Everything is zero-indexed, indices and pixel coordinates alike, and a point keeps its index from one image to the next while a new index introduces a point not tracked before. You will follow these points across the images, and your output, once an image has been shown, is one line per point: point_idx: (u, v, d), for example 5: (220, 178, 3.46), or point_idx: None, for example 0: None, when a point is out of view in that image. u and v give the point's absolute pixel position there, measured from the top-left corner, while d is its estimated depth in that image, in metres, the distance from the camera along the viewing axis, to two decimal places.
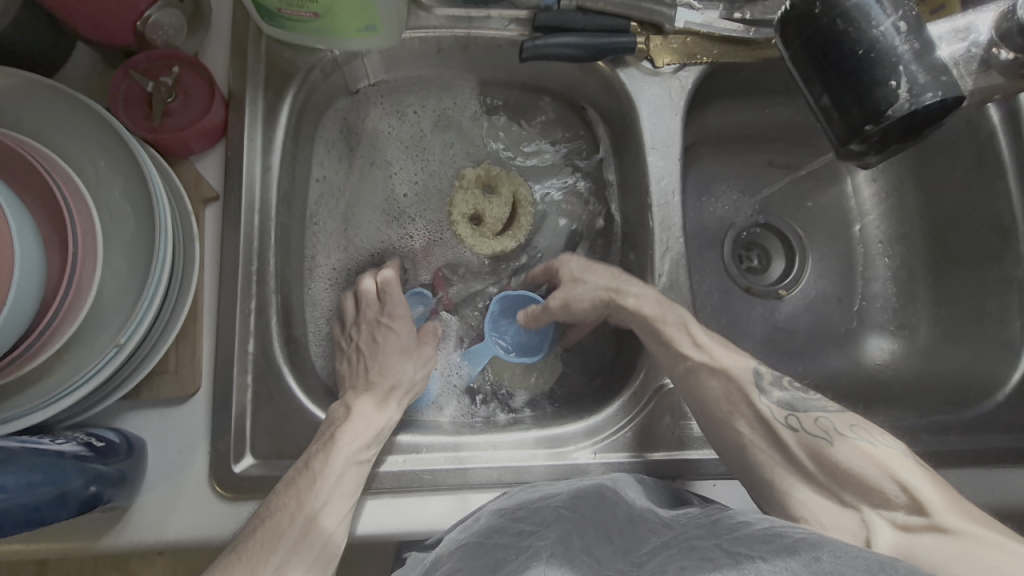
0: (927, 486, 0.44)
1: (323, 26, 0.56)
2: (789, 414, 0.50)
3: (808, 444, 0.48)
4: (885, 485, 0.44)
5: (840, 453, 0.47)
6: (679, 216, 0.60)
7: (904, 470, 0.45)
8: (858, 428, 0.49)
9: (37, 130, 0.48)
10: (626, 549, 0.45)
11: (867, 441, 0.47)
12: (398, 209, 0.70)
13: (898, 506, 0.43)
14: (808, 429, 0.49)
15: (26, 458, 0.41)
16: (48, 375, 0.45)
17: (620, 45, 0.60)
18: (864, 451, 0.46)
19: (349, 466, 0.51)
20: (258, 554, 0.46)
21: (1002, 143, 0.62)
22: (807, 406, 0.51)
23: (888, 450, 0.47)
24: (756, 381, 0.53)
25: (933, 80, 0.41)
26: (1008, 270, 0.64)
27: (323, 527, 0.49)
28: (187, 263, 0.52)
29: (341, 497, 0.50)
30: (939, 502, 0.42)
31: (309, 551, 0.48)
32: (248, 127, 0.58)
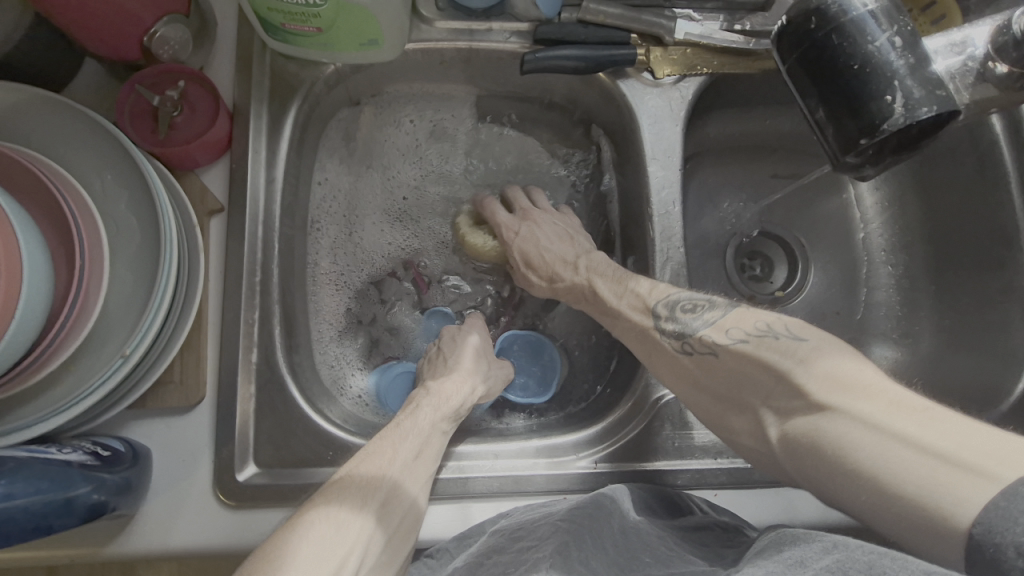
0: (806, 359, 0.45)
1: (326, 41, 0.56)
2: (683, 343, 0.52)
3: (706, 364, 0.51)
4: (772, 383, 0.46)
5: (730, 361, 0.49)
6: (679, 226, 0.61)
7: (783, 352, 0.46)
8: (738, 326, 0.50)
9: (46, 146, 0.49)
10: (625, 568, 0.44)
11: (743, 341, 0.49)
12: (400, 211, 0.71)
13: (784, 397, 0.45)
14: (698, 349, 0.51)
15: (35, 466, 0.43)
16: (55, 385, 0.46)
17: (620, 57, 0.60)
18: (744, 352, 0.48)
19: (434, 432, 0.54)
20: (355, 505, 0.46)
21: (1005, 152, 0.62)
22: (696, 325, 0.52)
23: (764, 340, 0.48)
24: (655, 323, 0.54)
25: (927, 95, 0.42)
26: (1010, 278, 0.63)
27: (408, 489, 0.49)
28: (193, 274, 0.53)
29: (425, 464, 0.52)
30: (821, 373, 0.43)
31: (395, 514, 0.48)
32: (253, 140, 0.59)
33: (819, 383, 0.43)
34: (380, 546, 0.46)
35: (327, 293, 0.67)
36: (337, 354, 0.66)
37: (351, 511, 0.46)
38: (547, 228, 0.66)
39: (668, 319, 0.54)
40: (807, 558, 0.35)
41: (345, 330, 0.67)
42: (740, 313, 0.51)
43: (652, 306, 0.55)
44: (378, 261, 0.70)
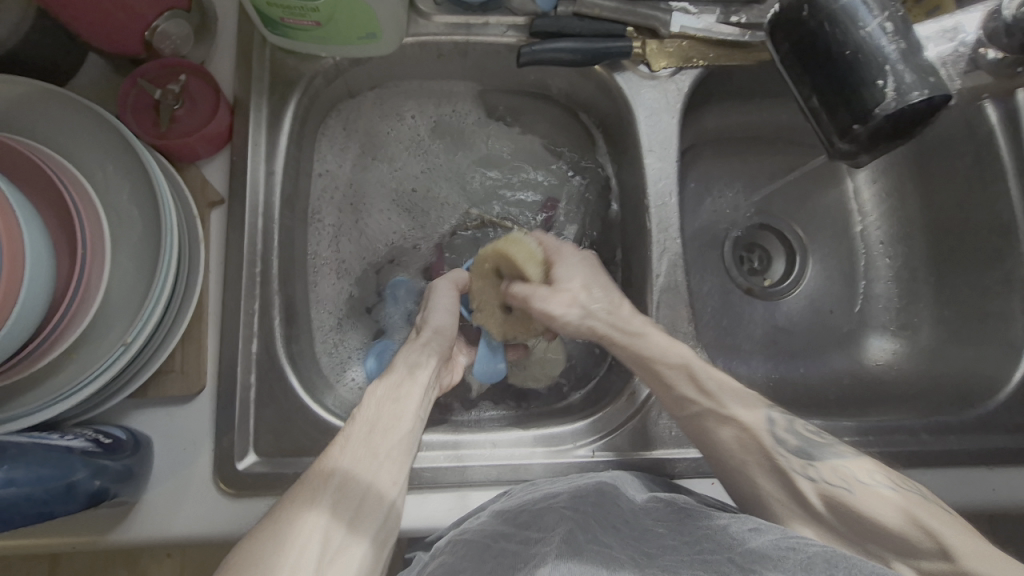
0: (957, 529, 0.43)
1: (324, 34, 0.57)
2: (807, 465, 0.49)
3: (829, 497, 0.47)
4: (915, 536, 0.43)
5: (863, 500, 0.46)
6: (676, 217, 0.61)
7: (929, 514, 0.44)
8: (879, 475, 0.48)
9: (49, 138, 0.50)
10: (648, 552, 0.46)
11: (886, 488, 0.46)
12: (408, 201, 0.72)
13: (924, 555, 0.42)
14: (826, 479, 0.48)
15: (36, 453, 0.43)
16: (56, 374, 0.46)
17: (615, 49, 0.61)
18: (890, 500, 0.45)
19: (383, 410, 0.53)
20: (295, 508, 0.45)
21: (1002, 143, 0.62)
22: (822, 453, 0.50)
23: (908, 497, 0.45)
24: (768, 426, 0.52)
25: (919, 80, 0.42)
26: (1009, 269, 0.63)
27: (363, 477, 0.48)
28: (193, 265, 0.54)
29: (383, 443, 0.50)
30: (966, 540, 0.42)
31: (354, 502, 0.47)
32: (252, 133, 0.59)
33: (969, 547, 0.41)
34: (344, 537, 0.45)
35: (330, 280, 0.68)
36: (337, 341, 0.66)
37: (302, 511, 0.45)
38: (582, 267, 0.60)
39: (784, 428, 0.52)
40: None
41: (344, 319, 0.68)
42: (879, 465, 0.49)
43: (766, 411, 0.53)
44: (382, 252, 0.71)
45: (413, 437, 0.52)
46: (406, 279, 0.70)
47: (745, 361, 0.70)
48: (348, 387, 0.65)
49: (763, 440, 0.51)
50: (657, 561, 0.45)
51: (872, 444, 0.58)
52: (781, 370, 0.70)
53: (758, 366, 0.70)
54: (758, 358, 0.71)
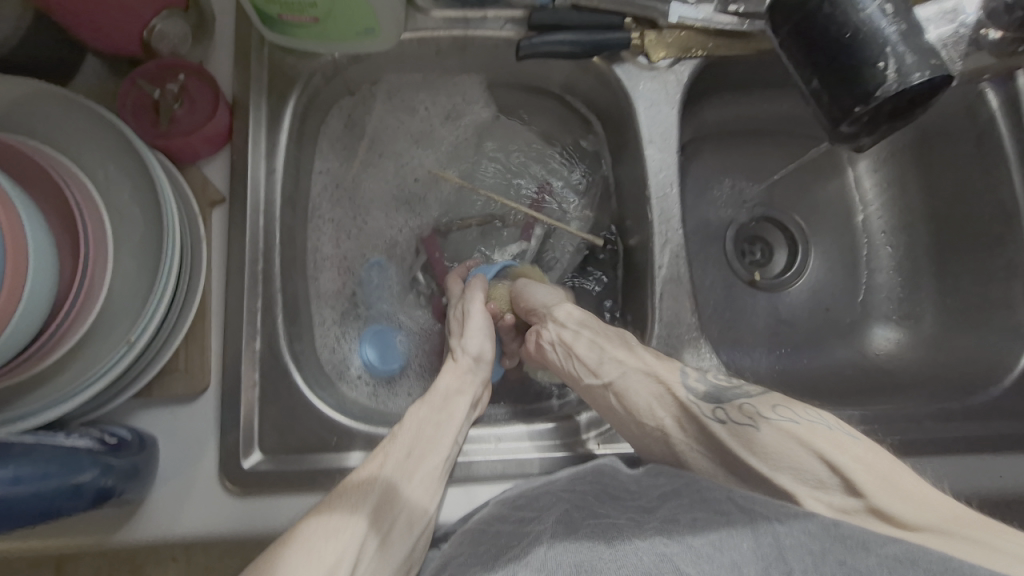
0: (859, 457, 0.41)
1: (322, 31, 0.57)
2: (716, 408, 0.48)
3: (740, 437, 0.46)
4: (822, 472, 0.41)
5: (769, 439, 0.45)
6: (678, 208, 0.61)
7: (835, 443, 0.42)
8: (786, 410, 0.46)
9: (51, 139, 0.50)
10: (647, 508, 0.47)
11: (793, 423, 0.45)
12: (412, 196, 0.73)
13: (836, 491, 0.40)
14: (734, 419, 0.47)
15: (43, 450, 0.43)
16: (61, 373, 0.46)
17: (614, 41, 0.61)
18: (789, 432, 0.44)
19: (426, 426, 0.53)
20: (344, 515, 0.46)
21: (1002, 128, 0.62)
22: (730, 396, 0.50)
23: (813, 428, 0.44)
24: (682, 381, 0.51)
25: (921, 60, 0.43)
26: (1011, 255, 0.63)
27: (404, 493, 0.49)
28: (196, 262, 0.53)
29: (420, 464, 0.51)
30: (868, 463, 0.40)
31: (392, 516, 0.48)
32: (252, 132, 0.59)
33: (867, 473, 0.39)
34: (375, 554, 0.46)
35: (330, 274, 0.68)
36: (338, 336, 0.67)
37: (346, 515, 0.46)
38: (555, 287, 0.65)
39: (697, 379, 0.52)
40: (867, 537, 0.36)
41: (345, 316, 0.68)
42: (785, 401, 0.48)
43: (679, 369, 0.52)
44: (382, 247, 0.72)
45: (449, 465, 0.53)
46: (382, 260, 0.71)
47: (748, 353, 0.70)
48: (355, 388, 0.64)
49: (678, 400, 0.50)
50: (658, 513, 0.46)
51: (876, 433, 0.57)
52: (784, 361, 0.70)
53: (761, 359, 0.70)
54: (761, 350, 0.71)
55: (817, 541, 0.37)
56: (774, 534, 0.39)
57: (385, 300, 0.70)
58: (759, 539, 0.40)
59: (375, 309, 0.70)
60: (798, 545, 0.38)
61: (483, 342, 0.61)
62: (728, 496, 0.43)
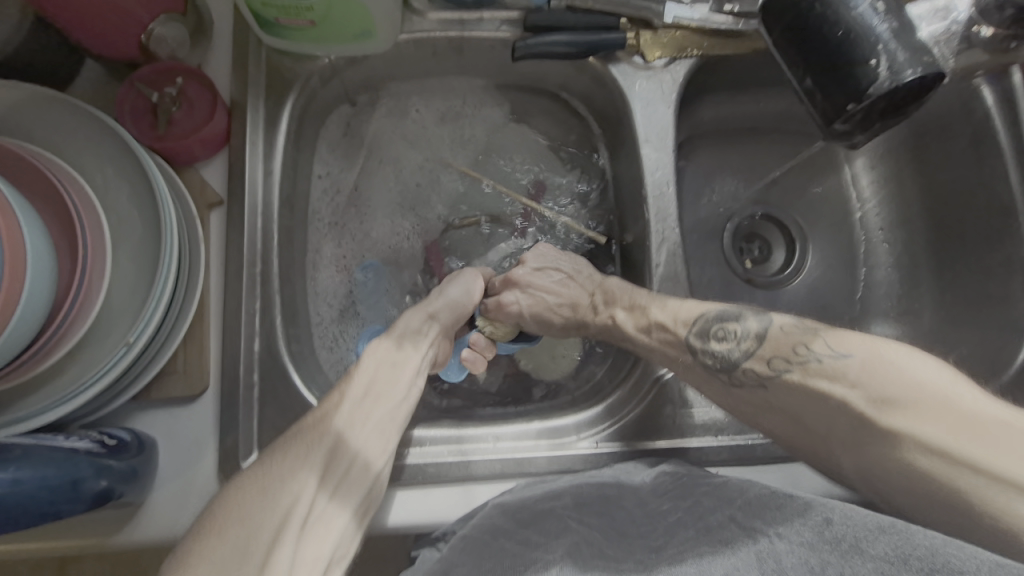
0: (856, 381, 0.43)
1: (319, 33, 0.57)
2: (728, 375, 0.51)
3: (755, 399, 0.50)
4: (829, 404, 0.45)
5: (777, 394, 0.48)
6: (674, 206, 0.61)
7: (830, 376, 0.45)
8: (779, 355, 0.49)
9: (47, 143, 0.51)
10: (654, 546, 0.47)
11: (788, 371, 0.48)
12: (411, 197, 0.73)
13: (846, 424, 0.44)
14: (748, 381, 0.50)
15: (40, 453, 0.43)
16: (60, 375, 0.47)
17: (610, 41, 0.61)
18: (790, 383, 0.47)
19: (380, 369, 0.54)
20: (292, 463, 0.46)
21: (999, 125, 0.62)
22: (735, 356, 0.51)
23: (808, 368, 0.46)
24: (693, 358, 0.53)
25: (912, 59, 0.43)
26: (1009, 251, 0.63)
27: (353, 443, 0.49)
28: (194, 263, 0.54)
29: (374, 408, 0.52)
30: (869, 386, 0.43)
31: (341, 469, 0.47)
32: (250, 134, 0.59)
33: (870, 398, 0.42)
34: (326, 504, 0.46)
35: (329, 274, 0.68)
36: (336, 336, 0.67)
37: (295, 465, 0.45)
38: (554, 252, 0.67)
39: (703, 351, 0.53)
40: (858, 539, 0.39)
41: (343, 315, 0.68)
42: (780, 337, 0.50)
43: (682, 335, 0.54)
44: (386, 252, 0.71)
45: (403, 411, 0.54)
46: (375, 261, 0.70)
47: None
48: None
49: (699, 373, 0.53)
50: (664, 554, 0.46)
51: None
52: None
53: None
54: None
55: (816, 554, 0.39)
56: (773, 551, 0.41)
57: (382, 303, 0.70)
58: (762, 567, 0.41)
59: (375, 311, 0.69)
60: (798, 562, 0.40)
61: (461, 294, 0.62)
62: (729, 518, 0.45)
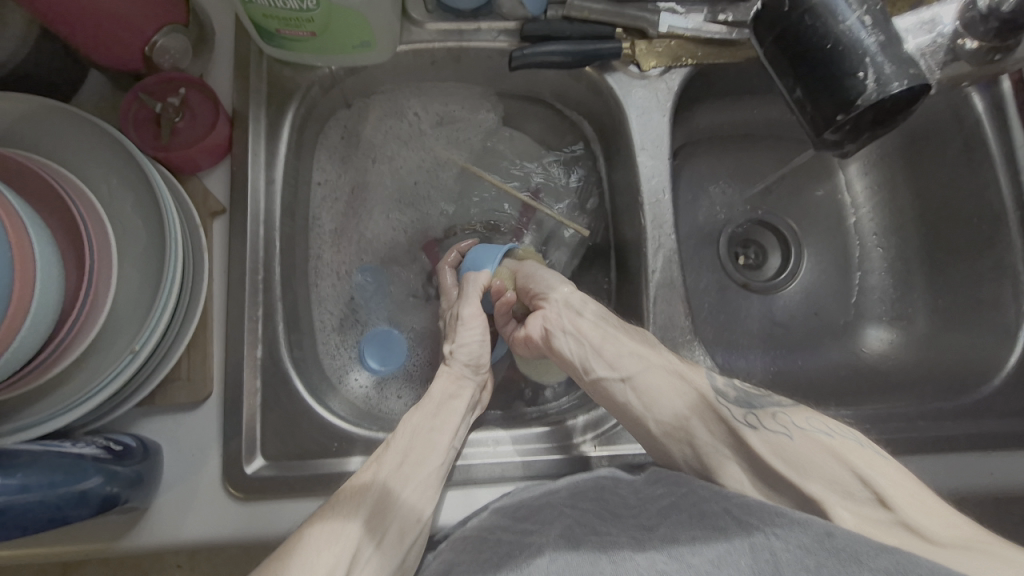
0: (892, 475, 0.43)
1: (319, 44, 0.59)
2: (747, 414, 0.50)
3: (773, 443, 0.47)
4: (851, 483, 0.43)
5: (804, 447, 0.46)
6: (670, 213, 0.62)
7: (867, 460, 0.44)
8: (814, 422, 0.49)
9: (53, 154, 0.52)
10: (647, 525, 0.48)
11: (827, 436, 0.47)
12: (409, 194, 0.74)
13: (863, 501, 0.42)
14: (767, 425, 0.49)
15: (48, 459, 0.44)
16: (67, 382, 0.47)
17: (605, 51, 0.62)
18: (820, 441, 0.46)
19: (419, 432, 0.55)
20: (337, 524, 0.48)
21: (988, 132, 0.63)
22: (762, 403, 0.51)
23: (847, 442, 0.46)
24: (710, 381, 0.53)
25: (898, 71, 0.44)
26: (1000, 255, 0.64)
27: (399, 499, 0.51)
28: (198, 272, 0.55)
29: (417, 470, 0.52)
30: (903, 485, 0.42)
31: (385, 525, 0.50)
32: (251, 143, 0.60)
33: (902, 491, 0.41)
34: (368, 560, 0.48)
35: (330, 281, 0.69)
36: (339, 341, 0.68)
37: (338, 525, 0.48)
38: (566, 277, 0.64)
39: (725, 382, 0.54)
40: (857, 550, 0.38)
41: (345, 321, 0.69)
42: (814, 413, 0.50)
43: (705, 372, 0.54)
44: (386, 249, 0.73)
45: (445, 467, 0.54)
46: (372, 265, 0.72)
47: (742, 356, 0.71)
48: (352, 390, 0.66)
49: (708, 398, 0.52)
50: (657, 532, 0.47)
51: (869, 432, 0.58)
52: (780, 363, 0.71)
53: (756, 361, 0.71)
54: (756, 352, 0.72)
55: (812, 554, 0.39)
56: (769, 549, 0.41)
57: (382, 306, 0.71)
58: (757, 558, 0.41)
59: (376, 314, 0.71)
60: (793, 559, 0.39)
61: (479, 346, 0.62)
62: (727, 512, 0.45)
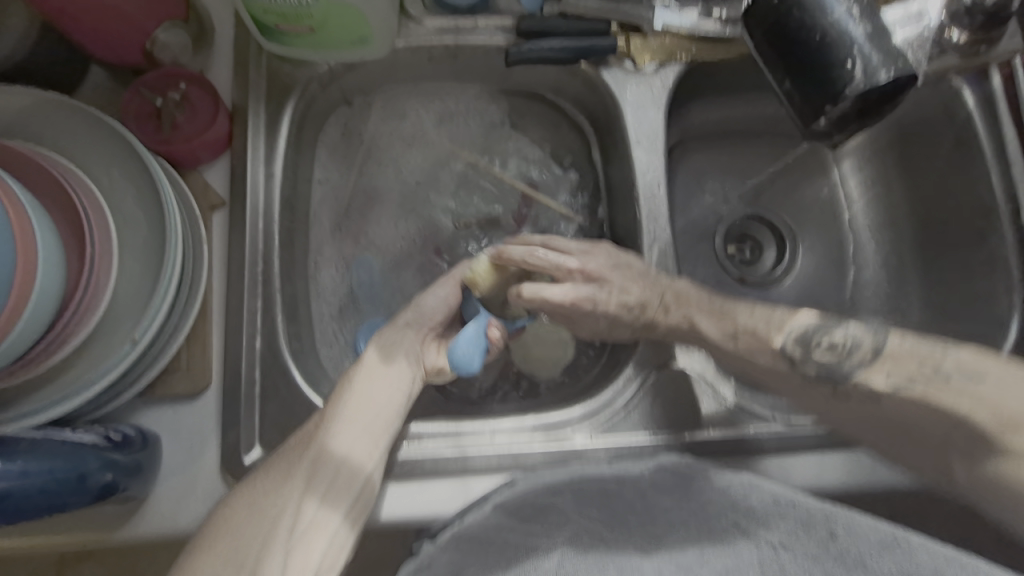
0: (999, 397, 0.50)
1: (318, 40, 0.59)
2: (831, 386, 0.56)
3: (862, 409, 0.55)
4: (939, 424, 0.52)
5: (894, 407, 0.54)
6: (665, 206, 0.63)
7: (962, 391, 0.51)
8: (899, 372, 0.54)
9: (55, 145, 0.52)
10: (654, 534, 0.49)
11: (908, 385, 0.53)
12: (411, 201, 0.74)
13: (959, 442, 0.51)
14: (854, 395, 0.55)
15: (50, 446, 0.45)
16: (67, 371, 0.48)
17: (600, 47, 0.63)
18: (913, 398, 0.53)
19: (359, 381, 0.55)
20: (272, 483, 0.50)
21: (979, 126, 0.64)
22: (847, 367, 0.55)
23: (936, 384, 0.52)
24: (789, 364, 0.57)
25: (886, 61, 0.46)
26: (991, 249, 0.64)
27: (336, 452, 0.51)
28: (197, 263, 0.55)
29: (354, 422, 0.53)
30: (1000, 407, 0.49)
31: (326, 479, 0.50)
32: (250, 137, 0.61)
33: (998, 420, 0.49)
34: (316, 513, 0.50)
35: (328, 275, 0.70)
36: (337, 334, 0.68)
37: (277, 483, 0.50)
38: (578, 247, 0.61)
39: (793, 349, 0.57)
40: (864, 555, 0.43)
41: (342, 314, 0.69)
42: (891, 356, 0.54)
43: (778, 346, 0.57)
44: (389, 251, 0.73)
45: (390, 413, 0.54)
46: (367, 257, 0.71)
47: None
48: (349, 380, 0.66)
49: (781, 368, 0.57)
50: (664, 544, 0.49)
51: None
52: None
53: None
54: None
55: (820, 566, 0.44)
56: (777, 560, 0.45)
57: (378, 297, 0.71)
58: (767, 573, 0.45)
59: (372, 306, 0.70)
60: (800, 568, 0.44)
61: (439, 304, 0.60)
62: (733, 524, 0.47)
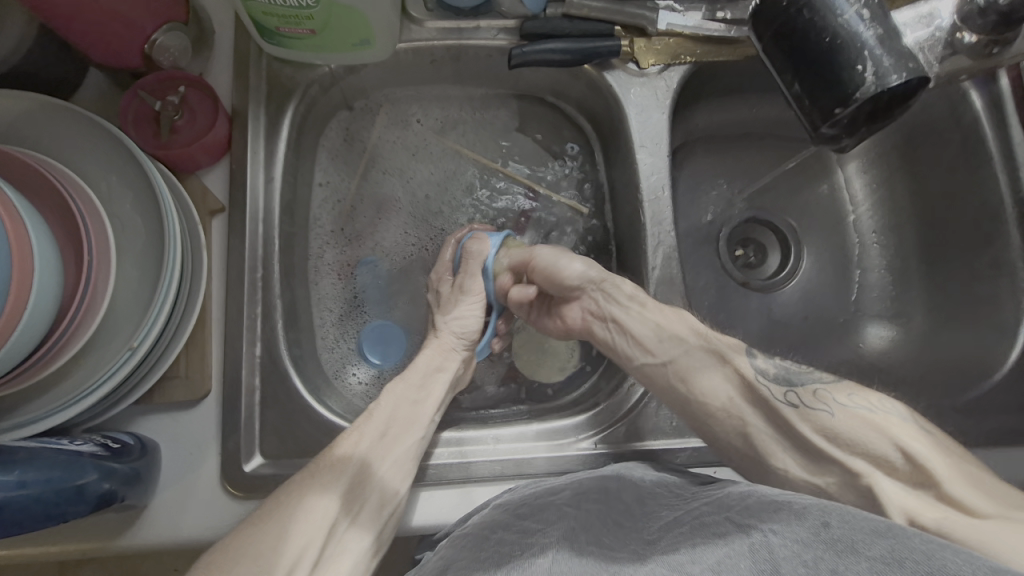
0: (932, 444, 0.44)
1: (319, 42, 0.58)
2: (787, 391, 0.49)
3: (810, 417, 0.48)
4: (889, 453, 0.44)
5: (846, 421, 0.46)
6: (669, 210, 0.62)
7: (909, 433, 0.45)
8: (860, 397, 0.48)
9: (54, 151, 0.51)
10: (648, 539, 0.48)
11: (868, 409, 0.47)
12: (413, 204, 0.73)
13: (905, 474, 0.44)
14: (808, 400, 0.49)
15: (46, 456, 0.44)
16: (65, 380, 0.47)
17: (604, 48, 0.62)
18: (866, 419, 0.46)
19: (402, 404, 0.57)
20: (312, 494, 0.49)
21: (986, 129, 0.63)
22: (806, 377, 0.50)
23: (888, 415, 0.46)
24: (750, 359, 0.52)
25: (897, 64, 0.45)
26: (997, 253, 0.64)
27: (378, 472, 0.52)
28: (196, 269, 0.54)
29: (394, 447, 0.54)
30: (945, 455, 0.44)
31: (363, 499, 0.52)
32: (250, 142, 0.60)
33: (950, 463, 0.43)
34: (345, 533, 0.51)
35: (330, 279, 0.69)
36: (338, 338, 0.67)
37: (318, 495, 0.50)
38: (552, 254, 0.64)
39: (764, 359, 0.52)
40: (855, 541, 0.38)
41: (343, 318, 0.68)
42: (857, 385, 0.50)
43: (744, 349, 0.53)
44: (392, 255, 0.72)
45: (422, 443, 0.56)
46: (374, 259, 0.71)
47: None
48: (349, 385, 0.66)
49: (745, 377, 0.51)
50: (658, 546, 0.46)
51: None
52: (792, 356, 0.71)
53: None
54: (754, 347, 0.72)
55: (808, 549, 0.39)
56: (767, 544, 0.40)
57: (379, 301, 0.70)
58: (754, 557, 0.40)
59: (375, 309, 0.70)
60: (791, 555, 0.39)
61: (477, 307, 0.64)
62: (726, 518, 0.45)
